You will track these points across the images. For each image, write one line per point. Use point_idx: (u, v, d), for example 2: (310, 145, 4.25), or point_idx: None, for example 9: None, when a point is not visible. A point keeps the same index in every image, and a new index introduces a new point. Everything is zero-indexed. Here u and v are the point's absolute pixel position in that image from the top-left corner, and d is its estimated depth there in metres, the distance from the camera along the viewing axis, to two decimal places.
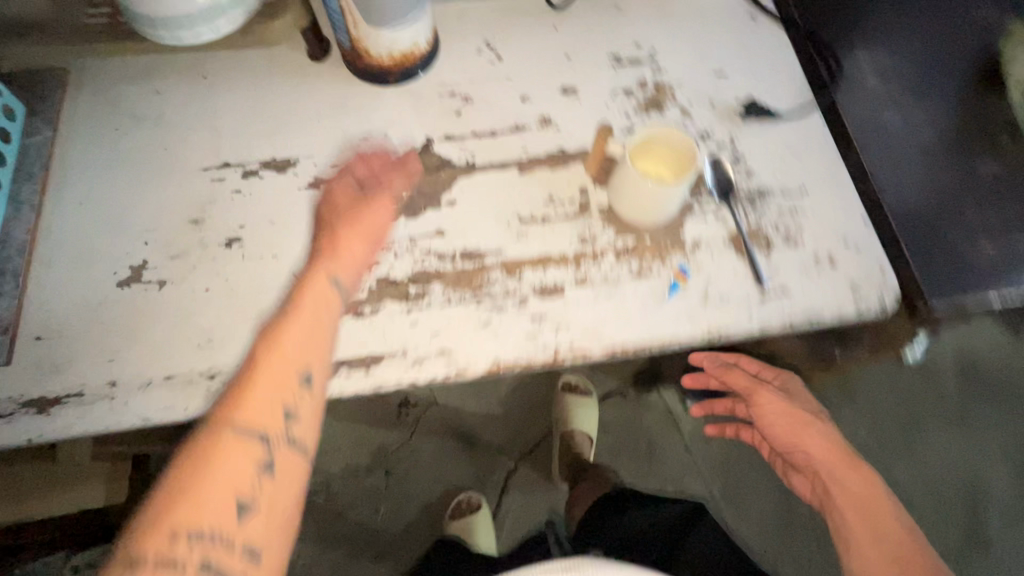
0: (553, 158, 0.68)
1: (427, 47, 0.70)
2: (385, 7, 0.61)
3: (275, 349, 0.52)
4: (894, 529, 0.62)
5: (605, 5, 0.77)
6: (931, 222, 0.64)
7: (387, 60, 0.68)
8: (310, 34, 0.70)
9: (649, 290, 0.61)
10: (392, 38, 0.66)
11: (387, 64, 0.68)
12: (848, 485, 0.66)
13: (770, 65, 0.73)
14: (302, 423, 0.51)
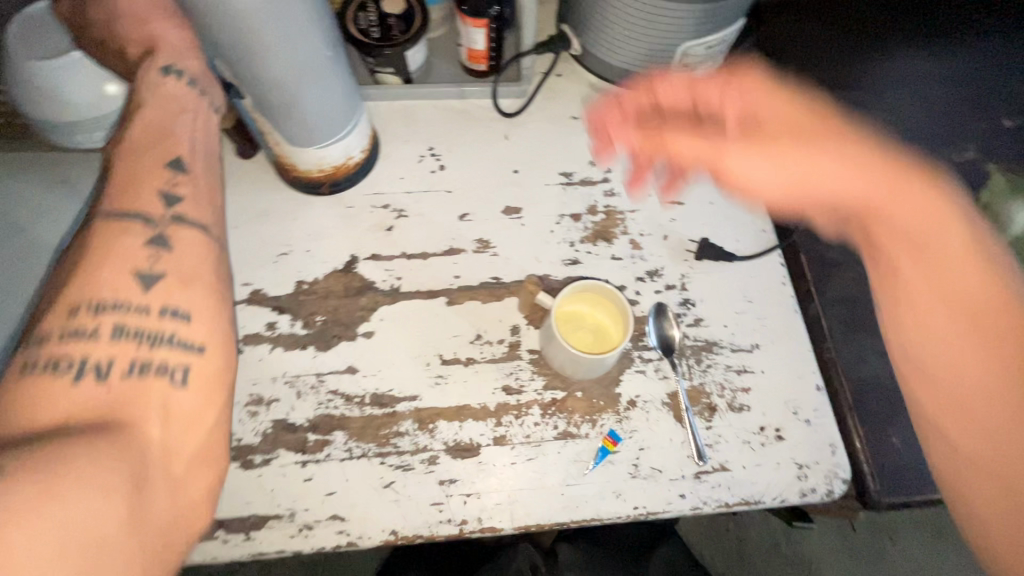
0: (487, 288, 0.62)
1: (364, 156, 0.65)
2: (310, 130, 0.55)
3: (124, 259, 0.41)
4: (986, 294, 0.42)
5: (561, 115, 0.72)
6: (892, 397, 0.58)
7: (318, 172, 0.62)
8: (235, 135, 0.65)
9: (574, 456, 0.55)
10: (321, 153, 0.60)
11: (318, 176, 0.62)
12: (913, 274, 0.45)
13: (732, 196, 0.68)
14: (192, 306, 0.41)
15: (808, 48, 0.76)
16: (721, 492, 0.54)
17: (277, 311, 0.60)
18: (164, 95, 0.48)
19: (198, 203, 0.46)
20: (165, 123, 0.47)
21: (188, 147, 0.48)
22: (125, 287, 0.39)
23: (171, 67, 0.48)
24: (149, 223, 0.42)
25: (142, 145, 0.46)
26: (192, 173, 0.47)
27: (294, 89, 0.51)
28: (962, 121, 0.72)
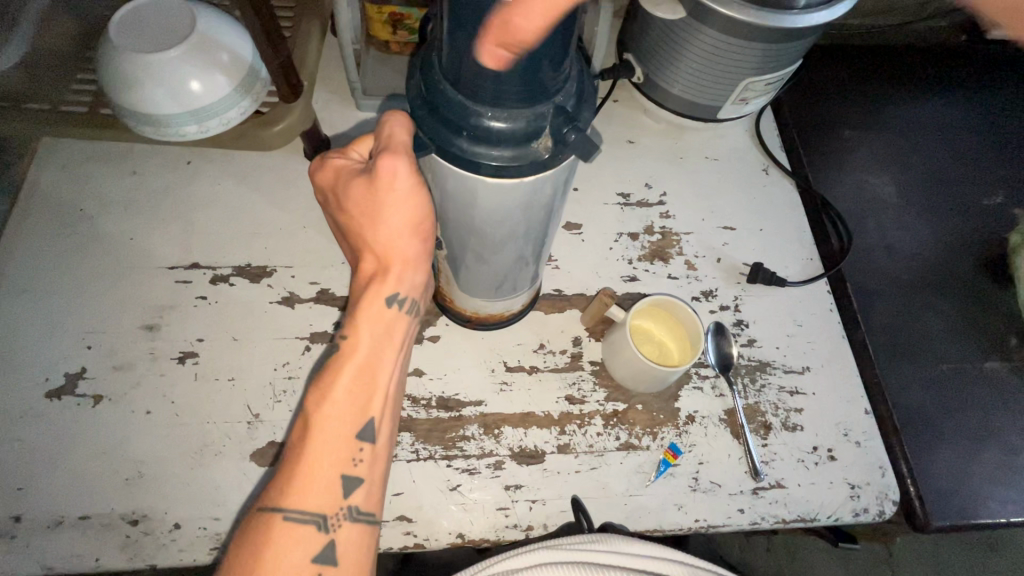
0: (549, 299, 0.64)
1: (523, 306, 0.61)
2: (474, 282, 0.54)
3: (308, 455, 0.42)
4: None
5: (618, 138, 0.75)
6: (936, 424, 0.62)
7: (469, 310, 0.60)
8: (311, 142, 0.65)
9: (636, 467, 0.57)
10: (482, 303, 0.58)
11: (468, 312, 0.60)
12: None
13: (780, 225, 0.71)
14: (368, 504, 0.43)
15: (846, 94, 0.81)
16: (778, 508, 0.56)
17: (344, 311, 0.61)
18: (379, 326, 0.45)
19: (375, 479, 0.44)
20: (369, 380, 0.44)
21: (381, 405, 0.45)
22: (306, 540, 0.40)
23: (395, 298, 0.45)
24: (321, 526, 0.40)
25: (343, 414, 0.43)
26: (379, 440, 0.44)
27: (502, 269, 0.52)
28: (985, 169, 0.78)
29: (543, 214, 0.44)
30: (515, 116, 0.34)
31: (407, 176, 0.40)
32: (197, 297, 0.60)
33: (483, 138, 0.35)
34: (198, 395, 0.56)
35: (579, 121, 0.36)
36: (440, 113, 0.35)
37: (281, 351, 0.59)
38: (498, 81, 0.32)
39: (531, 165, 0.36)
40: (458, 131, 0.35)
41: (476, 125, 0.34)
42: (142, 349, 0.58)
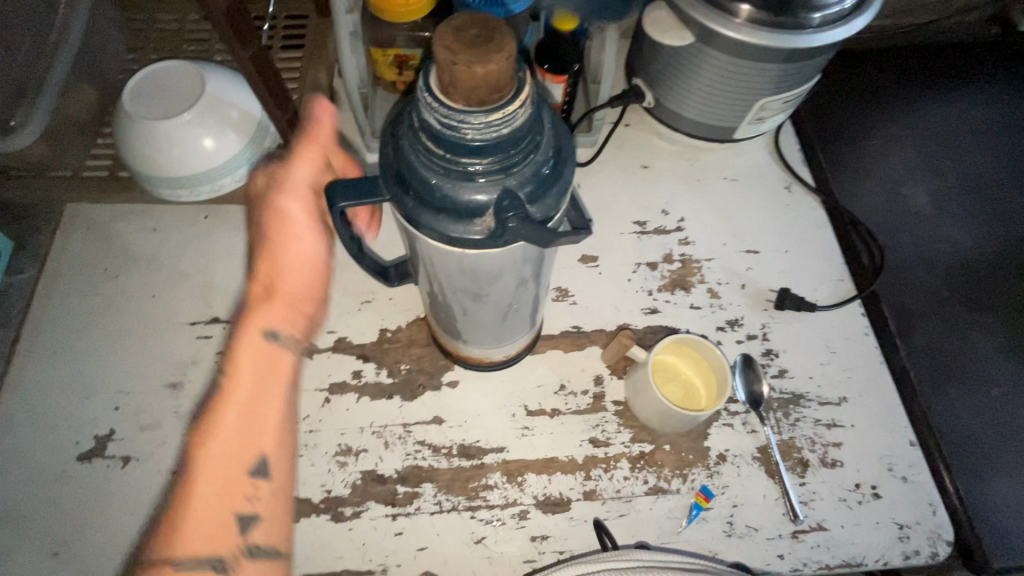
0: (568, 336, 0.63)
1: (526, 343, 0.60)
2: (469, 322, 0.53)
3: (197, 492, 0.43)
4: None
5: (632, 164, 0.73)
6: (988, 454, 0.58)
7: (480, 355, 0.59)
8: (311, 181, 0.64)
9: (667, 512, 0.54)
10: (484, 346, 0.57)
11: (477, 356, 0.59)
12: None
13: (806, 245, 0.68)
14: (268, 535, 0.44)
15: (868, 102, 0.78)
16: (820, 553, 0.53)
17: (362, 359, 0.61)
18: (265, 355, 0.49)
19: (275, 516, 0.45)
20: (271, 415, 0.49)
21: (274, 432, 0.47)
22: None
23: (276, 330, 0.50)
24: (218, 567, 0.41)
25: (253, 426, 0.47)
26: (275, 478, 0.46)
27: (503, 301, 0.50)
28: None
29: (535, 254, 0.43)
30: (470, 183, 0.30)
31: (305, 217, 0.52)
32: (218, 352, 0.61)
33: (427, 200, 0.30)
34: None
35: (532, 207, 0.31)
36: (394, 165, 0.31)
37: (302, 403, 0.59)
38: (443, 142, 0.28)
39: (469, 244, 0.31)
40: (406, 189, 0.31)
41: (421, 183, 0.30)
42: (167, 407, 0.58)
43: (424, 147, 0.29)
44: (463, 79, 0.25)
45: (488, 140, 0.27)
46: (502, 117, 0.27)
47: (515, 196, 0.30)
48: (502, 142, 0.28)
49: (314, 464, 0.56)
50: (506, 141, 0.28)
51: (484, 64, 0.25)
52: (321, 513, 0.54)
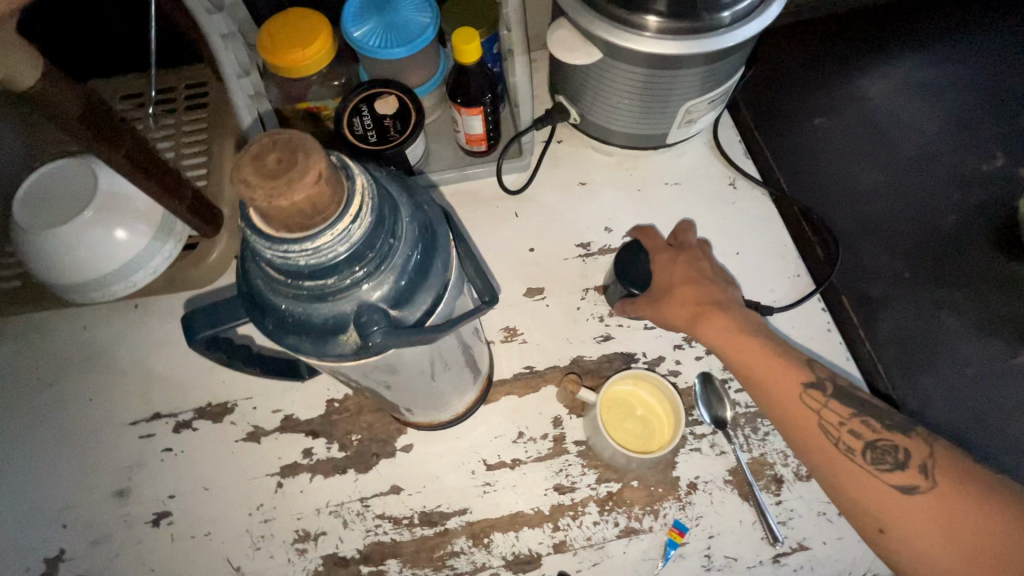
0: (521, 379, 0.60)
1: (476, 395, 0.58)
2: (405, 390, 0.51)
3: None
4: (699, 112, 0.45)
5: (569, 183, 0.70)
6: (969, 441, 0.55)
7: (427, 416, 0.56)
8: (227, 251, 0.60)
9: (641, 553, 0.52)
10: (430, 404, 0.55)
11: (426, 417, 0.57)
12: None
13: (758, 245, 0.65)
14: None
15: (807, 80, 0.74)
16: (804, 575, 0.51)
17: (312, 436, 0.59)
18: None
19: None
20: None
21: None
22: None
23: None
24: None
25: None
26: None
27: (426, 363, 0.48)
28: (978, 128, 0.70)
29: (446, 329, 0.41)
30: (322, 302, 0.27)
31: None
32: (162, 450, 0.59)
33: (283, 323, 0.28)
34: (177, 558, 0.54)
35: (399, 315, 0.28)
36: (246, 286, 0.29)
37: (254, 493, 0.56)
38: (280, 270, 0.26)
39: (341, 358, 0.29)
40: (261, 312, 0.28)
41: (273, 307, 0.28)
42: (115, 517, 0.56)
43: (265, 272, 0.27)
44: (272, 211, 0.22)
45: (323, 264, 0.25)
46: (332, 239, 0.24)
47: (375, 306, 0.27)
48: (341, 262, 0.25)
49: (272, 556, 0.54)
50: (346, 260, 0.25)
51: (290, 194, 0.22)
52: None
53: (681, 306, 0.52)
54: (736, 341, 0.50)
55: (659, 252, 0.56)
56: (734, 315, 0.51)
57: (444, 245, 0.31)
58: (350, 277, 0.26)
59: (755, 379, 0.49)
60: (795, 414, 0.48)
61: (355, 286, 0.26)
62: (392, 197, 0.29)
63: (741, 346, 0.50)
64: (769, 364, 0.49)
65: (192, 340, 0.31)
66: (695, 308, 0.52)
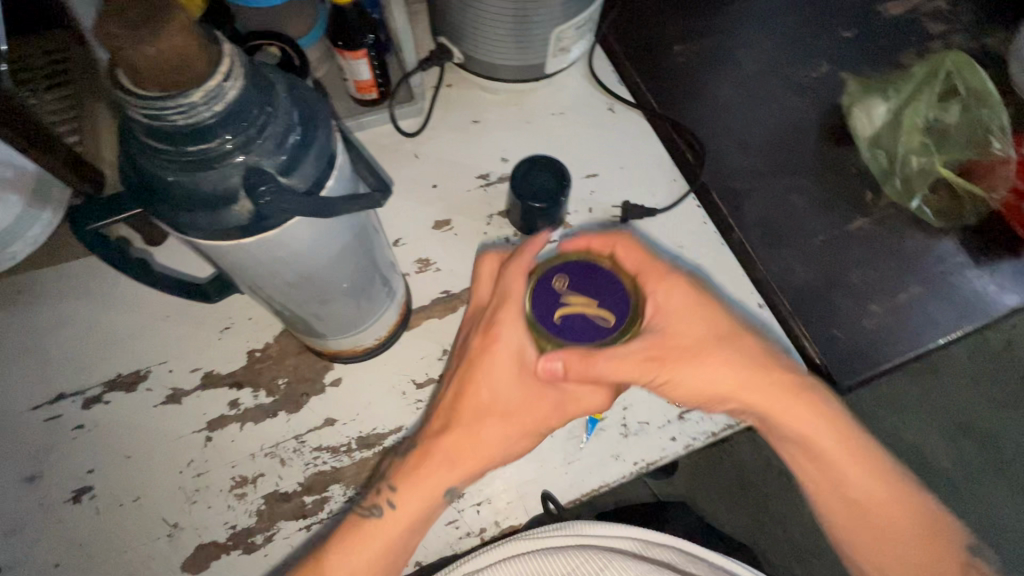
0: (439, 304, 0.63)
1: (398, 319, 0.60)
2: (325, 320, 0.51)
3: None
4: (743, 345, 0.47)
5: (463, 121, 0.73)
6: (821, 295, 0.65)
7: (349, 348, 0.57)
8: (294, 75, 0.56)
9: (567, 433, 0.57)
10: (354, 337, 0.56)
11: (349, 349, 0.57)
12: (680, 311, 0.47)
13: (637, 158, 0.71)
14: None
15: (663, 13, 0.82)
16: (706, 425, 0.58)
17: (236, 387, 0.58)
18: None
19: None
20: (362, 533, 0.46)
21: None
22: None
23: None
24: None
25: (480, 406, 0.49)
26: None
27: (351, 290, 0.49)
28: (808, 41, 0.80)
29: (347, 241, 0.43)
30: (206, 171, 0.29)
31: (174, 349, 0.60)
32: (73, 429, 0.56)
33: (173, 201, 0.29)
34: (106, 528, 0.53)
35: (289, 181, 0.31)
36: (130, 173, 0.30)
37: (182, 451, 0.56)
38: (160, 139, 0.27)
39: (238, 230, 0.31)
40: (149, 194, 0.30)
41: (160, 185, 0.29)
42: (29, 504, 0.53)
43: (146, 146, 0.28)
44: (143, 67, 0.24)
45: (198, 123, 0.26)
46: (202, 96, 0.26)
47: (263, 172, 0.29)
48: (217, 122, 0.27)
49: (211, 506, 0.54)
50: (220, 120, 0.27)
51: (156, 40, 0.24)
52: (232, 550, 0.53)
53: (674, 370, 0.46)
54: (801, 412, 0.45)
55: (659, 271, 0.49)
56: (752, 339, 0.48)
57: (325, 122, 0.33)
58: (229, 140, 0.28)
59: (790, 431, 0.46)
60: (890, 488, 0.45)
61: (237, 151, 0.28)
62: (262, 70, 0.30)
63: (801, 425, 0.45)
64: (837, 446, 0.45)
65: (82, 235, 0.33)
66: (650, 365, 0.44)
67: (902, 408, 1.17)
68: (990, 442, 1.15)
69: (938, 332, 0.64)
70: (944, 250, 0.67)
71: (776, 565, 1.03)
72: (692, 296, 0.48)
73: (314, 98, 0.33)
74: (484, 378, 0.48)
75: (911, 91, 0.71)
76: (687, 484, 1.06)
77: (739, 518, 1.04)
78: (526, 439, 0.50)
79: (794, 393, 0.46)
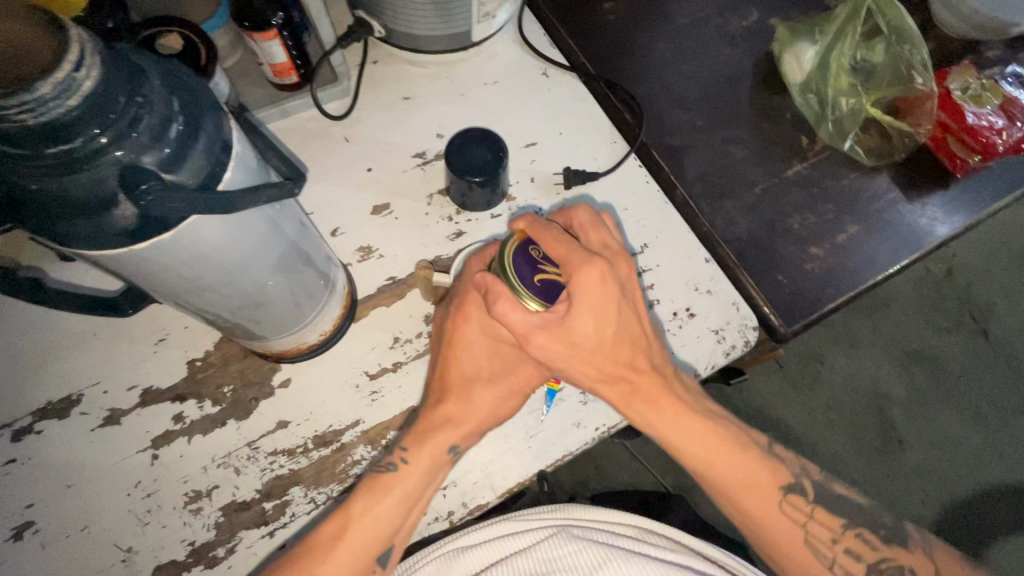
0: (386, 292, 0.61)
1: (343, 311, 0.58)
2: (260, 322, 0.48)
3: None
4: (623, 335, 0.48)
5: (393, 99, 0.70)
6: (764, 243, 0.66)
7: (293, 346, 0.55)
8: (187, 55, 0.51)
9: (527, 407, 0.57)
10: (297, 335, 0.54)
11: (293, 348, 0.55)
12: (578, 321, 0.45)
13: (575, 122, 0.70)
14: None
15: None
16: None
17: (179, 400, 0.56)
18: None
19: None
20: (379, 486, 0.48)
21: None
22: None
23: None
24: None
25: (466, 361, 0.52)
26: None
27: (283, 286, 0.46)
28: None
29: (265, 235, 0.41)
30: (76, 174, 0.26)
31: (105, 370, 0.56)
32: (5, 463, 0.53)
33: (43, 210, 0.27)
34: (55, 562, 0.50)
35: (177, 178, 0.29)
36: None
37: (128, 473, 0.53)
38: (14, 142, 0.24)
39: (127, 235, 0.29)
40: (13, 204, 0.27)
41: (24, 194, 0.26)
42: None
43: None
44: None
45: (56, 120, 0.24)
46: (53, 88, 0.23)
47: (143, 169, 0.27)
48: (78, 116, 0.24)
49: (166, 525, 0.52)
50: (82, 113, 0.24)
51: None
52: (193, 567, 0.51)
53: (574, 360, 0.47)
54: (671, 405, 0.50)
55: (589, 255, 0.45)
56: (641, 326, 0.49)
57: (212, 109, 0.31)
58: (98, 136, 0.25)
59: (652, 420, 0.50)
60: (744, 462, 0.50)
61: (109, 148, 0.26)
62: (127, 56, 0.27)
63: (678, 419, 0.50)
64: (694, 424, 0.50)
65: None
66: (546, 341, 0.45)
67: (856, 344, 1.21)
68: (936, 367, 1.21)
69: (877, 268, 0.65)
70: (877, 188, 0.69)
71: None
72: (613, 301, 0.46)
73: (196, 84, 0.31)
74: (467, 351, 0.51)
75: (835, 32, 0.71)
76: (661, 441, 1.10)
77: None
78: (514, 398, 0.52)
79: (657, 381, 0.50)
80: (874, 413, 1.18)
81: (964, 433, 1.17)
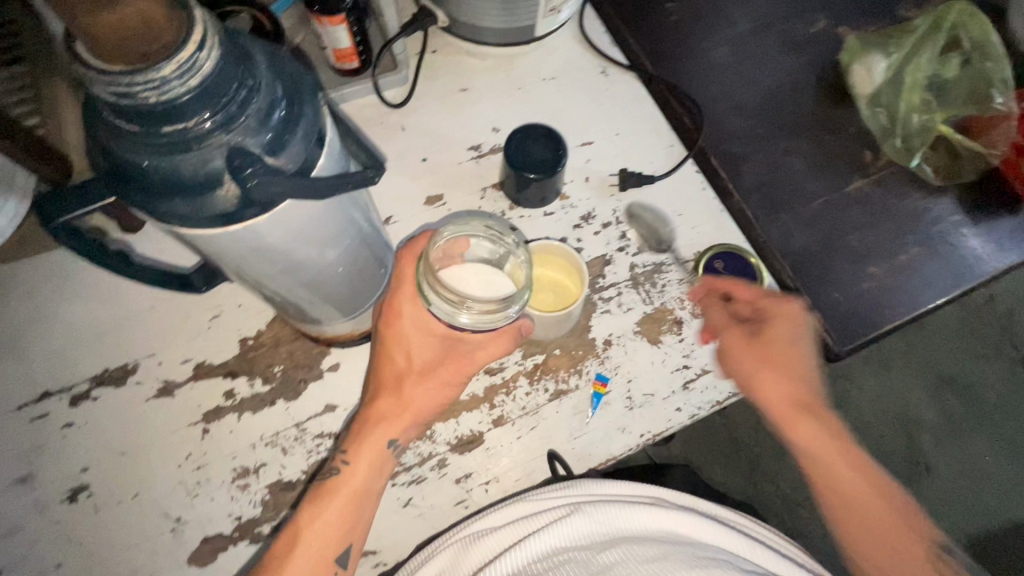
0: None
1: None
2: (321, 307, 0.49)
3: None
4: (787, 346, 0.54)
5: (450, 90, 0.70)
6: (821, 259, 0.65)
7: (345, 332, 0.55)
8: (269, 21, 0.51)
9: (571, 408, 0.57)
10: (350, 321, 0.54)
11: (344, 334, 0.56)
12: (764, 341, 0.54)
13: (634, 123, 0.69)
14: None
15: None
16: (710, 394, 0.58)
17: (231, 377, 0.57)
18: None
19: None
20: (324, 491, 0.48)
21: None
22: None
23: None
24: None
25: (400, 346, 0.51)
26: None
27: (347, 273, 0.46)
28: None
29: (337, 221, 0.41)
30: (187, 153, 0.26)
31: (163, 341, 0.57)
32: (63, 427, 0.54)
33: (150, 189, 0.27)
34: (107, 526, 0.52)
35: (275, 161, 0.29)
36: (102, 159, 0.28)
37: (179, 444, 0.54)
38: (134, 122, 0.25)
39: (222, 217, 0.29)
40: (123, 182, 0.27)
41: (136, 174, 0.27)
42: (23, 505, 0.52)
43: (118, 128, 0.26)
44: (105, 41, 0.22)
45: (172, 101, 0.24)
46: (174, 69, 0.23)
47: (247, 153, 0.27)
48: (192, 98, 0.24)
49: (213, 498, 0.53)
50: (196, 96, 0.24)
51: (116, 10, 0.21)
52: (238, 541, 0.52)
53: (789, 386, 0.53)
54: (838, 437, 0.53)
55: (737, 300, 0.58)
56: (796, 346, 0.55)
57: (311, 94, 0.31)
58: (209, 117, 0.25)
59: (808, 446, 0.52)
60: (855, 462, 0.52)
61: (218, 130, 0.26)
62: (238, 40, 0.28)
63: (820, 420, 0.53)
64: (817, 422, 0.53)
65: (51, 230, 0.30)
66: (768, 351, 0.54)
67: (892, 366, 1.19)
68: (974, 395, 1.18)
69: (937, 292, 0.64)
70: (941, 209, 0.67)
71: (771, 520, 1.06)
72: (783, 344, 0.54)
73: (295, 69, 0.31)
74: (398, 342, 0.51)
75: (912, 46, 0.69)
76: (683, 449, 1.09)
77: (735, 477, 1.07)
78: (450, 387, 0.51)
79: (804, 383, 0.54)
80: (907, 436, 1.15)
81: (997, 465, 1.14)
